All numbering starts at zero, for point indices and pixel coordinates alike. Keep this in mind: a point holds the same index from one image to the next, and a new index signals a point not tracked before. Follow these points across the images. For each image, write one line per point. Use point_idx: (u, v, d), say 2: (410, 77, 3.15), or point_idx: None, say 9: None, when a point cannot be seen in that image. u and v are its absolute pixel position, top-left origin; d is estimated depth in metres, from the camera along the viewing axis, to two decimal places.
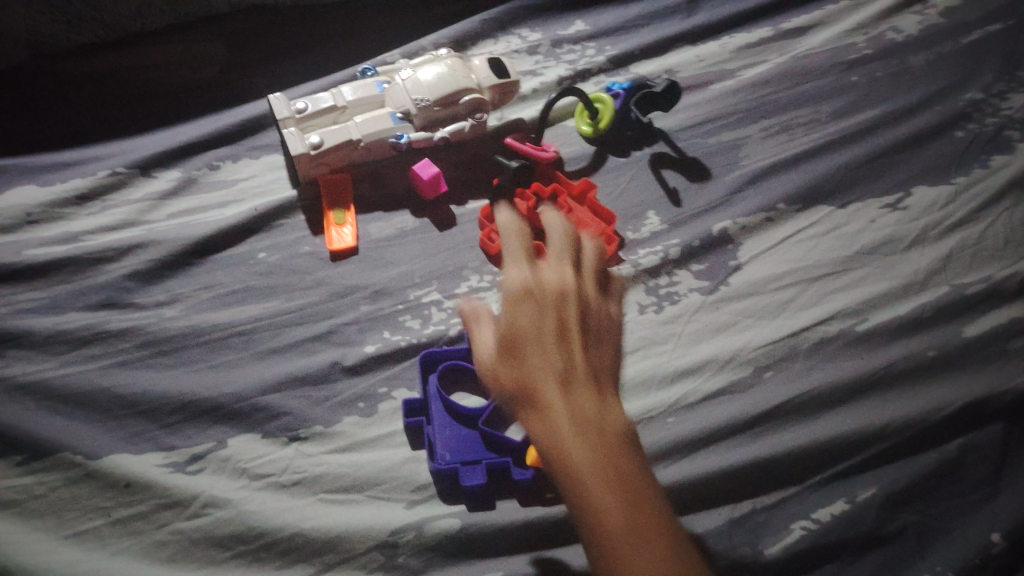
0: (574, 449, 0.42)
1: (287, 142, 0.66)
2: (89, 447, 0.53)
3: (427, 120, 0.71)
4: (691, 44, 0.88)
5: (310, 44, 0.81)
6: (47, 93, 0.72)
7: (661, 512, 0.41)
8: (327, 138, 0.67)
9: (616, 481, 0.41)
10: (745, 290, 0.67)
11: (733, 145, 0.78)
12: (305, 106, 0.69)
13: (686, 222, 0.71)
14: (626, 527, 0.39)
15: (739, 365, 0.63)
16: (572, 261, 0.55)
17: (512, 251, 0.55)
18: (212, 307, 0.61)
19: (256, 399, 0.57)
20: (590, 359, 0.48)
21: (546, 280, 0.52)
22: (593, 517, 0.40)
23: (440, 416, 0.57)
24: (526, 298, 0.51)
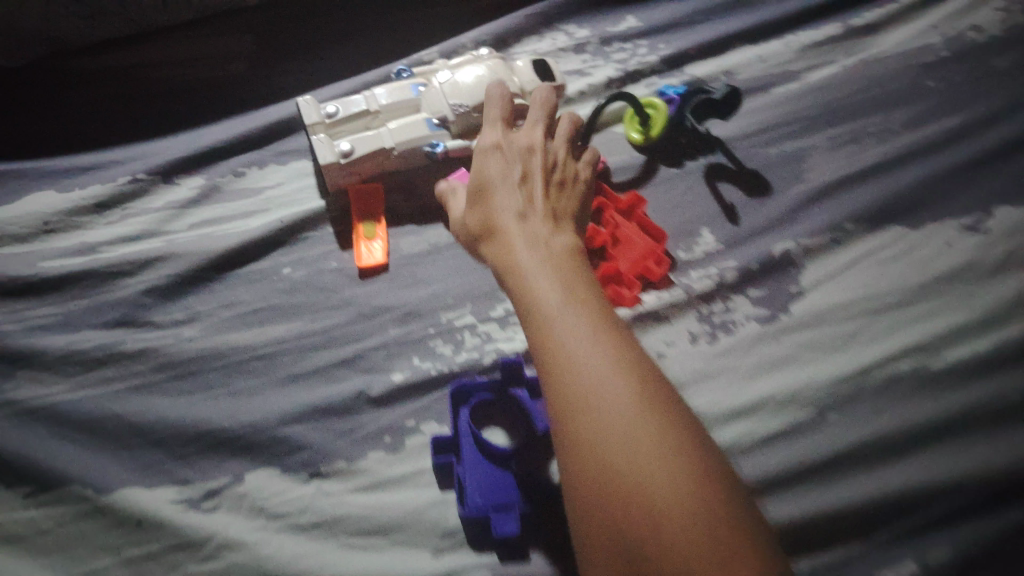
0: (548, 320, 0.41)
1: (315, 149, 0.62)
2: (98, 479, 0.49)
3: (466, 127, 0.66)
4: (752, 43, 0.82)
5: (344, 39, 0.77)
6: (68, 94, 0.69)
7: (648, 376, 0.38)
8: (357, 145, 0.63)
9: (591, 345, 0.39)
10: (808, 320, 0.62)
11: (796, 157, 0.72)
12: (336, 109, 0.64)
13: (743, 242, 0.66)
14: (602, 394, 0.36)
15: (799, 404, 0.57)
16: (539, 121, 0.58)
17: (493, 110, 0.58)
18: (233, 327, 0.58)
19: (276, 430, 0.53)
20: (549, 194, 0.52)
21: (520, 141, 0.56)
22: (564, 382, 0.38)
23: (471, 454, 0.52)
24: (498, 154, 0.55)
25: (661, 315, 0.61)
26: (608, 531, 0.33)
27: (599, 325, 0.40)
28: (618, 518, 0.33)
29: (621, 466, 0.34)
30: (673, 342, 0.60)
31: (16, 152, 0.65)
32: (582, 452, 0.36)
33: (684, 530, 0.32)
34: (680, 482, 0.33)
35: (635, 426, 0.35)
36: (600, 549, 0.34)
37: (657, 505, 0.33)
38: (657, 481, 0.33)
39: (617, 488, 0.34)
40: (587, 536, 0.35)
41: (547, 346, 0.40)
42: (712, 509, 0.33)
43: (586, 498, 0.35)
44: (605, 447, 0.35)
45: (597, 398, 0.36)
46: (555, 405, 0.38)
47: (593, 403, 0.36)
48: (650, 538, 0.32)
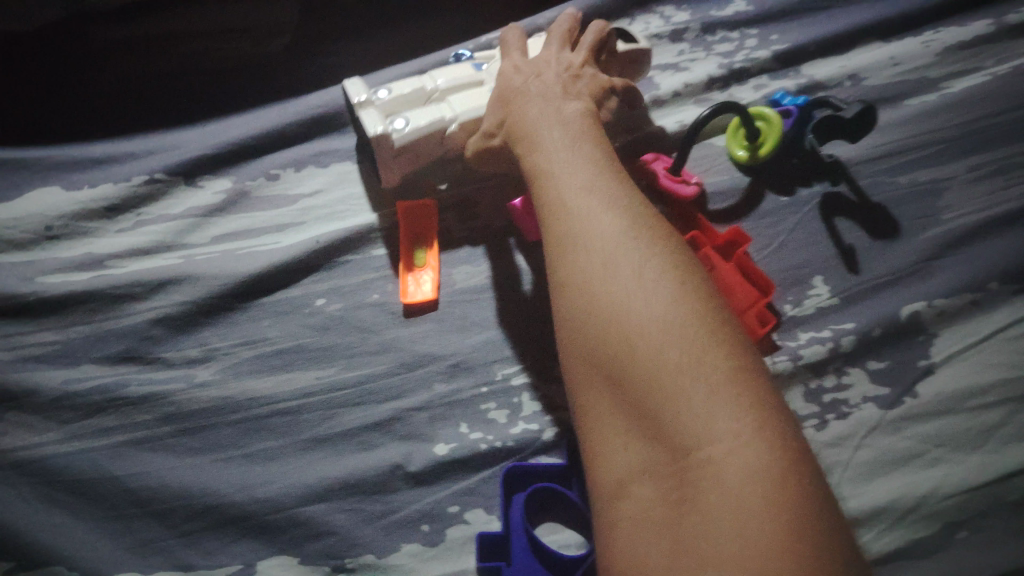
0: (554, 192, 0.44)
1: (361, 121, 0.51)
2: (85, 559, 0.42)
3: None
4: (884, 41, 0.69)
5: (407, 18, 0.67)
6: (86, 70, 0.61)
7: (643, 226, 0.41)
8: (415, 118, 0.52)
9: (591, 207, 0.41)
10: (937, 407, 0.49)
11: (933, 188, 0.60)
12: (388, 91, 0.54)
13: (863, 298, 0.55)
14: (599, 249, 0.39)
15: (925, 516, 0.46)
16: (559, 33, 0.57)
17: (511, 40, 0.56)
18: (253, 372, 0.49)
19: (294, 510, 0.44)
20: (565, 85, 0.51)
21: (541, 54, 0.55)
22: (567, 242, 0.41)
23: (521, 560, 0.43)
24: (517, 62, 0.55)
25: None
26: (601, 370, 0.36)
27: (602, 189, 0.43)
28: (610, 357, 0.36)
29: (606, 302, 0.37)
30: None
31: (22, 137, 0.58)
32: (580, 301, 0.38)
33: (670, 365, 0.34)
34: (669, 322, 0.35)
35: (622, 265, 0.38)
36: (594, 388, 0.36)
37: (643, 341, 0.35)
38: (639, 307, 0.36)
39: (608, 330, 0.36)
40: (581, 382, 0.37)
41: (555, 213, 0.43)
42: (686, 329, 0.35)
43: (582, 347, 0.37)
44: (600, 296, 0.38)
45: (593, 252, 0.39)
46: (558, 265, 0.41)
47: (591, 258, 0.39)
48: (638, 371, 0.34)
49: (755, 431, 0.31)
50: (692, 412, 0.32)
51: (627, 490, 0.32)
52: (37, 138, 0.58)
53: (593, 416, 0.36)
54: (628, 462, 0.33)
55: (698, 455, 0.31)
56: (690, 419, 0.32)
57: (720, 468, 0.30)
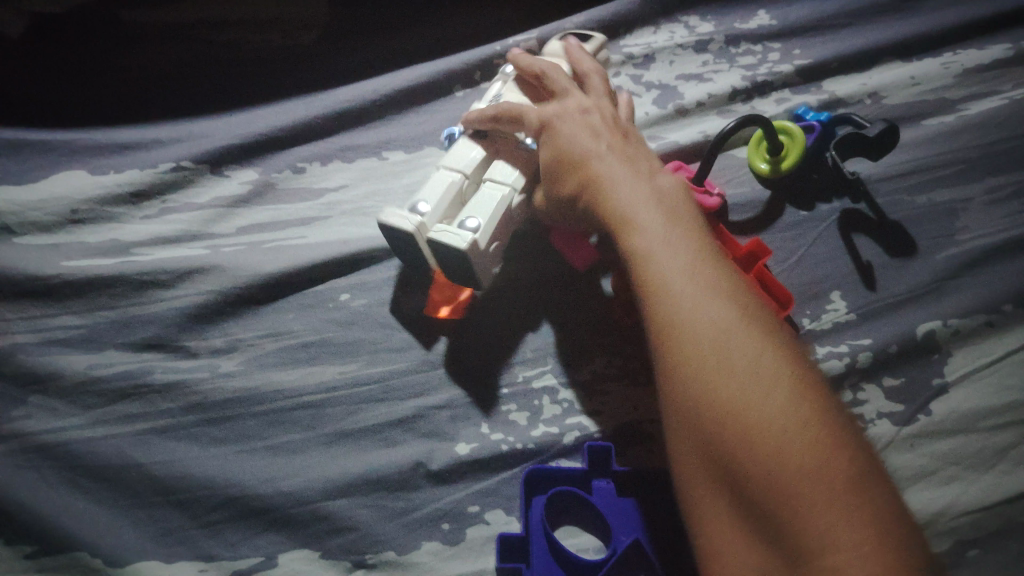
0: (647, 264, 0.40)
1: (443, 243, 0.45)
2: (108, 547, 0.42)
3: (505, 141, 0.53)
4: (905, 59, 0.70)
5: (434, 10, 0.67)
6: (120, 59, 0.62)
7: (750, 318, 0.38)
8: (481, 213, 0.47)
9: (696, 291, 0.39)
10: (952, 425, 0.50)
11: (950, 209, 0.60)
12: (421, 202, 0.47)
13: (880, 315, 0.55)
14: (710, 337, 0.37)
15: (936, 534, 0.47)
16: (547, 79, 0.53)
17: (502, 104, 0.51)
18: (278, 363, 0.49)
19: (318, 505, 0.45)
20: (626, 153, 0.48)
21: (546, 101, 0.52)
22: (669, 326, 0.38)
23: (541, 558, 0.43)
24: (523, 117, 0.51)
25: None
26: (717, 470, 0.34)
27: (703, 264, 0.40)
28: (729, 460, 0.34)
29: (725, 402, 0.35)
30: None
31: (53, 121, 0.58)
32: (692, 392, 0.36)
33: (799, 479, 0.32)
34: (796, 430, 0.33)
35: (738, 360, 0.36)
36: (706, 489, 0.34)
37: (769, 447, 0.33)
38: (761, 415, 0.34)
39: (728, 431, 0.34)
40: (690, 481, 0.35)
41: (649, 286, 0.40)
42: (814, 442, 0.33)
43: (697, 444, 0.35)
44: (717, 392, 0.35)
45: (703, 340, 0.37)
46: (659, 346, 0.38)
47: (702, 346, 0.37)
48: (764, 481, 0.32)
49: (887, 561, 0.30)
50: (820, 527, 0.31)
51: None
52: (69, 122, 0.58)
53: (704, 516, 0.34)
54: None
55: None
56: (817, 533, 0.31)
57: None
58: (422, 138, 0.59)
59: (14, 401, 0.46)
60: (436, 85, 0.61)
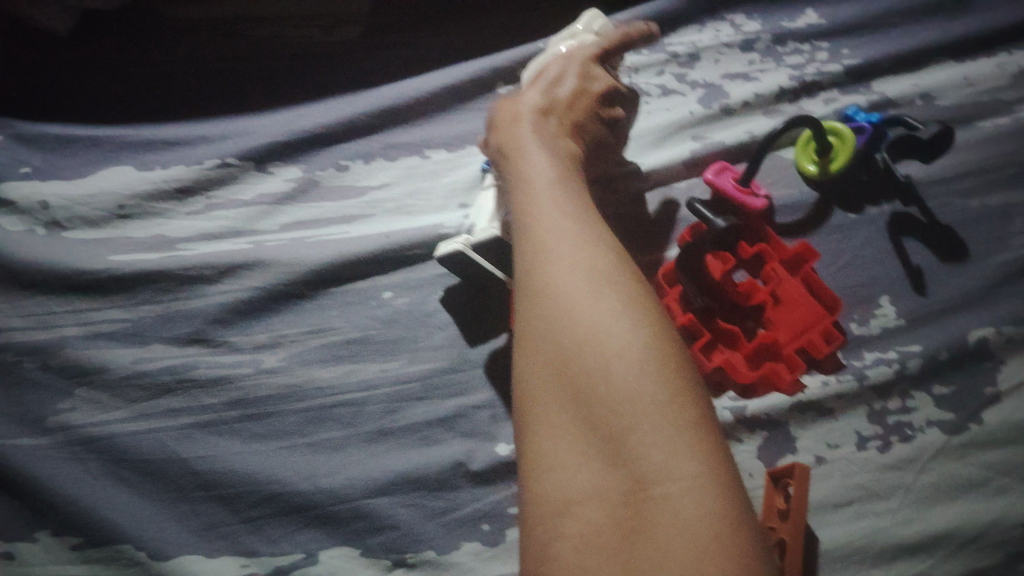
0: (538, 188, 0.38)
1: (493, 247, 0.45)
2: (154, 541, 0.43)
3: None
4: (958, 58, 0.68)
5: (473, 9, 0.66)
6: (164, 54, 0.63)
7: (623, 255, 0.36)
8: None
9: (574, 218, 0.36)
10: (1004, 435, 0.50)
11: (1004, 213, 0.59)
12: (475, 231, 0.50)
13: (932, 320, 0.54)
14: (582, 257, 0.34)
15: (983, 548, 0.46)
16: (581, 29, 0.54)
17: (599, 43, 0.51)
18: (319, 360, 0.49)
19: (359, 503, 0.45)
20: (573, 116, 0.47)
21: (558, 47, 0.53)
22: (543, 246, 0.35)
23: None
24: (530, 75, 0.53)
25: (825, 408, 0.51)
26: (564, 386, 0.31)
27: (576, 196, 0.38)
28: (580, 374, 0.31)
29: (583, 317, 0.32)
30: (837, 444, 0.50)
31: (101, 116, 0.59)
32: (548, 305, 0.33)
33: (646, 397, 0.30)
34: (648, 358, 0.31)
35: (608, 282, 0.33)
36: (547, 399, 0.31)
37: (622, 364, 0.31)
38: (618, 335, 0.31)
39: (581, 344, 0.31)
40: (533, 397, 0.32)
41: (531, 211, 0.37)
42: (664, 375, 0.31)
43: (547, 354, 0.32)
44: (574, 306, 0.32)
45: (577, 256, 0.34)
46: (528, 261, 0.35)
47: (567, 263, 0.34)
48: (614, 397, 0.30)
49: (713, 503, 0.28)
50: (658, 454, 0.29)
51: (575, 507, 0.29)
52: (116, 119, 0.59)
53: (538, 420, 0.31)
54: (582, 487, 0.29)
55: (656, 493, 0.28)
56: (654, 457, 0.29)
57: (680, 509, 0.28)
58: (463, 137, 0.58)
59: (60, 393, 0.46)
60: (476, 82, 0.60)
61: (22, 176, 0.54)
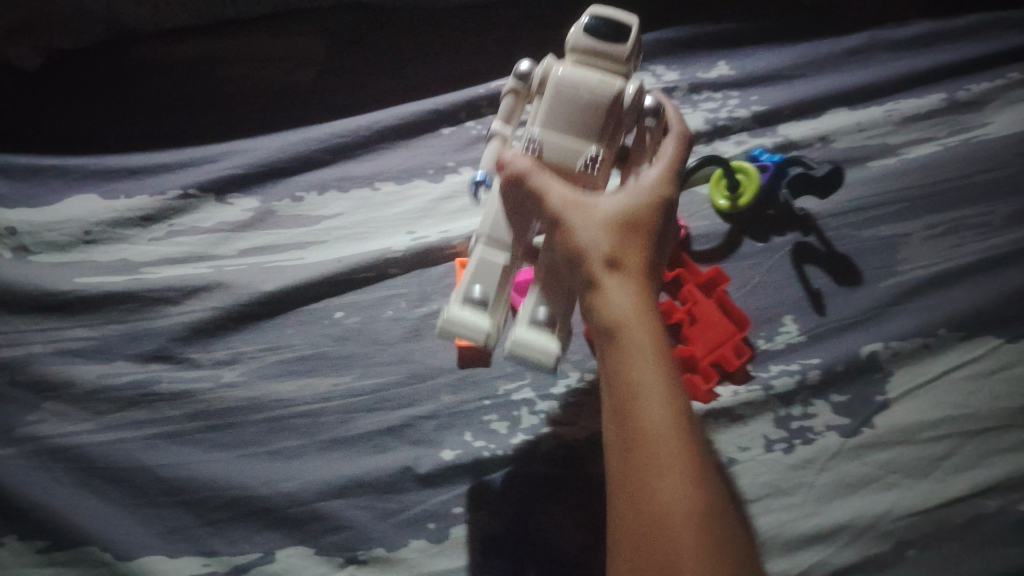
0: (641, 407, 0.39)
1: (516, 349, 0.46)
2: (119, 543, 0.45)
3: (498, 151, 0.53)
4: (851, 105, 0.76)
5: (419, 53, 0.71)
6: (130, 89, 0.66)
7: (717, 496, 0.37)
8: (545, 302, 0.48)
9: (675, 453, 0.38)
10: (893, 437, 0.57)
11: (890, 243, 0.67)
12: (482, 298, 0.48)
13: (830, 336, 0.61)
14: (679, 509, 0.36)
15: (877, 537, 0.53)
16: (612, 42, 0.49)
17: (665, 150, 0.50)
18: (276, 375, 0.53)
19: (314, 505, 0.48)
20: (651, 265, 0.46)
21: (601, 95, 0.49)
22: (641, 485, 0.37)
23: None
24: (550, 122, 0.49)
25: (735, 414, 0.57)
26: None
27: (681, 417, 0.39)
28: None
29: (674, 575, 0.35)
30: (745, 447, 0.55)
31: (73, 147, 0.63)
32: (648, 549, 0.36)
33: None
34: None
35: (704, 540, 0.35)
36: None
37: None
38: None
39: None
40: None
41: (632, 436, 0.39)
42: None
43: None
44: (670, 540, 0.36)
45: (673, 506, 0.36)
46: (630, 475, 0.38)
47: (678, 501, 0.36)
48: None
49: None
50: None
51: None
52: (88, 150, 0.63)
53: None
54: None
55: None
56: None
57: None
58: (411, 171, 0.64)
59: (29, 407, 0.49)
60: (422, 122, 0.66)
61: None
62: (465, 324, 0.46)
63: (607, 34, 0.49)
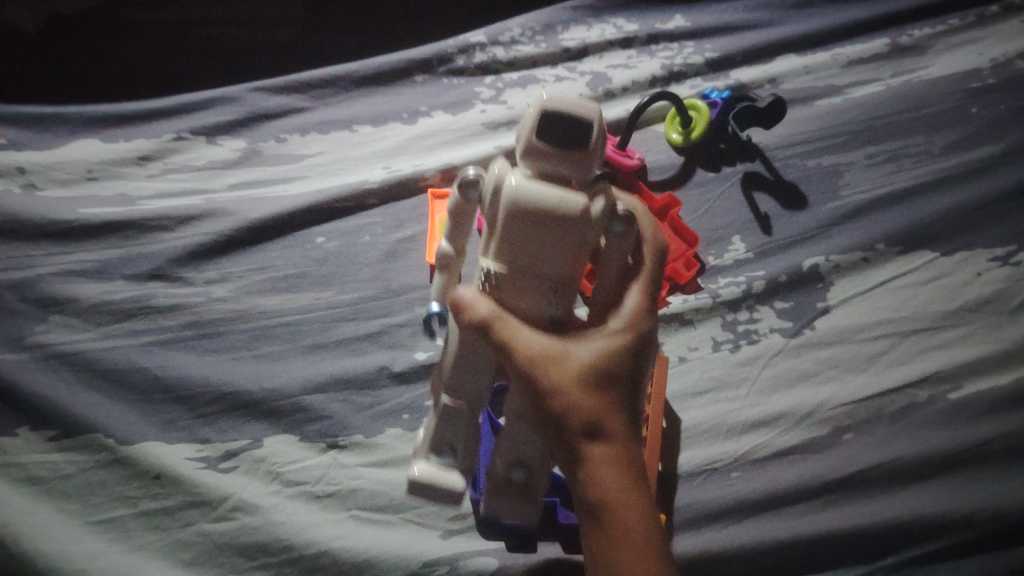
0: None
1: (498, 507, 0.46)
2: (121, 430, 0.50)
3: (448, 265, 0.52)
4: (799, 52, 0.81)
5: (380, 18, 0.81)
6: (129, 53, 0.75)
7: None
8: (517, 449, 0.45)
9: None
10: (832, 337, 0.62)
11: (834, 171, 0.72)
12: (448, 447, 0.47)
13: (776, 253, 0.66)
14: None
15: (817, 423, 0.57)
16: (574, 143, 0.43)
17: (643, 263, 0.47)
18: (261, 291, 0.58)
19: (298, 398, 0.53)
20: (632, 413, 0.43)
21: (560, 221, 0.43)
22: None
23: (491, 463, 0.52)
24: (509, 247, 0.44)
25: (684, 319, 0.62)
26: None
27: None
28: None
29: None
30: (695, 347, 0.60)
31: (72, 96, 0.72)
32: None
33: None
34: None
35: None
36: None
37: None
38: None
39: None
40: None
41: None
42: None
43: None
44: None
45: None
46: None
47: None
48: None
49: None
50: None
51: None
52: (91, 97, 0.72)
53: None
54: None
55: None
56: None
57: None
58: (385, 115, 0.69)
59: (37, 320, 0.54)
60: (394, 72, 0.72)
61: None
62: (427, 488, 0.45)
63: (563, 133, 0.42)
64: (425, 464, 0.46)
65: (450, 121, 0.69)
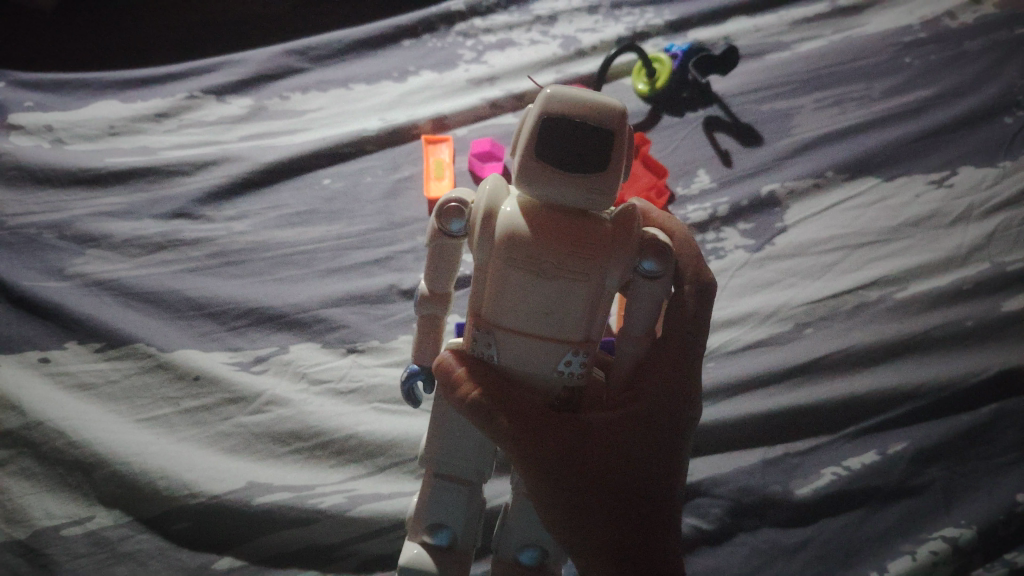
0: None
1: None
2: (160, 340, 0.56)
3: (430, 315, 0.51)
4: (748, 15, 0.90)
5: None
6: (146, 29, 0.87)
7: None
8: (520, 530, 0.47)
9: None
10: (791, 250, 0.69)
11: (786, 114, 0.80)
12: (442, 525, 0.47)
13: (737, 182, 0.73)
14: None
15: (781, 320, 0.64)
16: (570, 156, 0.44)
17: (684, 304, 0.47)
18: (278, 225, 0.64)
19: (317, 311, 0.59)
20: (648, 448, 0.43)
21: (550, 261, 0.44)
22: None
23: None
24: (501, 297, 0.46)
25: None
26: None
27: None
28: None
29: None
30: None
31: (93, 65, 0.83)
32: None
33: None
34: None
35: None
36: None
37: None
38: None
39: None
40: None
41: None
42: None
43: None
44: None
45: None
46: None
47: None
48: None
49: None
50: None
51: None
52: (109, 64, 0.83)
53: None
54: None
55: None
56: None
57: None
58: (378, 75, 0.77)
59: (75, 253, 0.60)
60: (384, 38, 0.79)
61: (28, 108, 0.68)
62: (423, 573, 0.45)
63: (558, 142, 0.44)
64: (419, 545, 0.46)
65: (435, 78, 0.77)
